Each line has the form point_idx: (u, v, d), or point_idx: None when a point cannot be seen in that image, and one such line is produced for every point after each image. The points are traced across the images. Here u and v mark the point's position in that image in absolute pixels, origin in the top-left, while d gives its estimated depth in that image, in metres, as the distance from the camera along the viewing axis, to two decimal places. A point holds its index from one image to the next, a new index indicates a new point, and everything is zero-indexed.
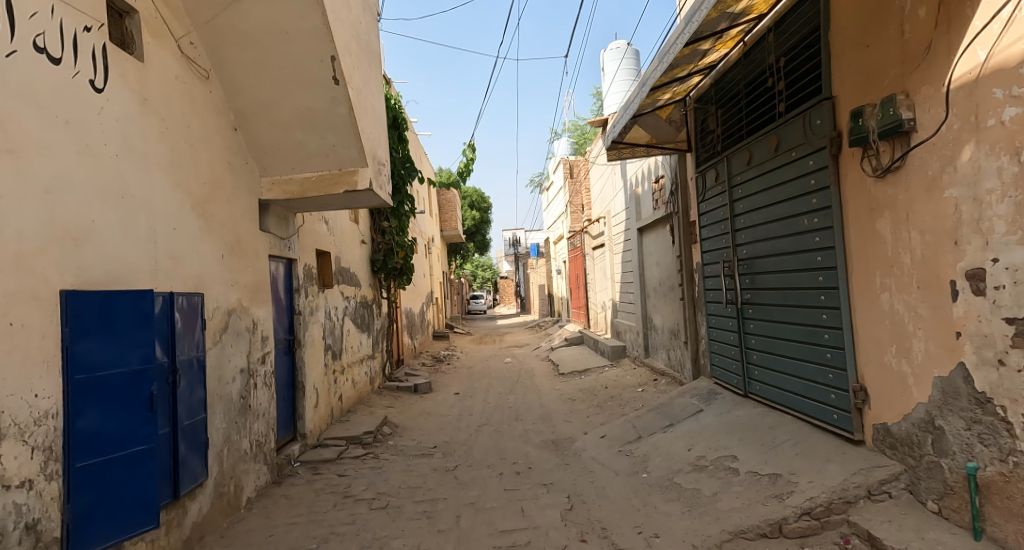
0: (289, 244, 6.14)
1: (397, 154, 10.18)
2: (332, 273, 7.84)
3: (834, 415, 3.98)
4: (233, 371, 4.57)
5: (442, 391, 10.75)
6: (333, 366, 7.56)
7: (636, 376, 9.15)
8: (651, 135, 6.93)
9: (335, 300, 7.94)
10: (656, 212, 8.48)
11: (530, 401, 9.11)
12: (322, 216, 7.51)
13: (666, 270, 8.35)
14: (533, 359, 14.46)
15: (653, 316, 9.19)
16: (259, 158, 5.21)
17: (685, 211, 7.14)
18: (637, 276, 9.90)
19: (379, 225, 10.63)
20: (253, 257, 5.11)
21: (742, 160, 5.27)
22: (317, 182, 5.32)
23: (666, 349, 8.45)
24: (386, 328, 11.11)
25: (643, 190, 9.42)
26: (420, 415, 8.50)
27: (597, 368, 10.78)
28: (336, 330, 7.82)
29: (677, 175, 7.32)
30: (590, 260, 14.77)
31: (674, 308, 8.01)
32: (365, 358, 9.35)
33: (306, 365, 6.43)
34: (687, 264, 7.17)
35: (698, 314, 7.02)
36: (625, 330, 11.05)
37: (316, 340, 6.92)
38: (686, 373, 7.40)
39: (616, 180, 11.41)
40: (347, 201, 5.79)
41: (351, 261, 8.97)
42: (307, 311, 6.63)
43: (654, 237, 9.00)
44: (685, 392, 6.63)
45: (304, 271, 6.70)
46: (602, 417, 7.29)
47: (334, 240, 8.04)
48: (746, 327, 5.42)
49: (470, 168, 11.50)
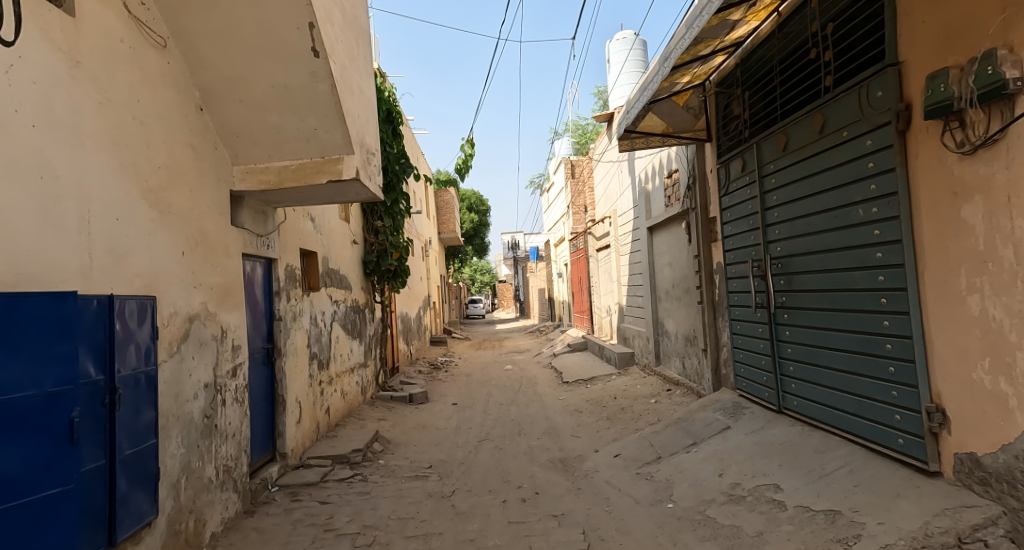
0: (268, 242, 5.54)
1: (390, 149, 9.64)
2: (319, 276, 7.23)
3: (900, 440, 3.38)
4: (196, 386, 3.96)
5: (440, 401, 10.14)
6: (319, 376, 6.95)
7: (646, 386, 8.55)
8: (667, 124, 6.34)
9: (323, 303, 7.36)
10: (669, 209, 7.90)
11: (533, 413, 8.50)
12: (308, 212, 6.93)
13: (680, 272, 7.75)
14: (534, 365, 13.85)
15: (665, 321, 8.58)
16: (230, 143, 4.61)
17: (704, 206, 6.56)
18: (648, 277, 9.28)
19: (373, 224, 10.09)
20: (223, 256, 4.51)
21: (777, 146, 4.66)
22: (296, 171, 4.75)
23: (681, 355, 7.85)
24: (380, 334, 10.51)
25: (653, 187, 8.83)
26: (415, 429, 7.88)
27: (603, 376, 10.18)
28: (323, 337, 7.22)
29: (694, 168, 6.73)
30: (594, 262, 14.18)
31: (690, 313, 7.40)
32: (356, 367, 8.74)
33: (288, 376, 5.82)
34: (706, 264, 6.57)
35: (719, 320, 6.41)
36: (633, 336, 10.47)
37: (300, 349, 6.32)
38: (704, 383, 6.80)
39: (623, 178, 10.84)
40: (332, 193, 5.21)
41: (342, 262, 8.37)
42: (288, 317, 6.01)
43: (666, 236, 8.40)
44: (705, 406, 6.03)
45: (287, 273, 6.09)
46: (613, 432, 6.68)
47: (322, 239, 7.46)
48: (781, 334, 4.81)
49: (469, 165, 10.92)
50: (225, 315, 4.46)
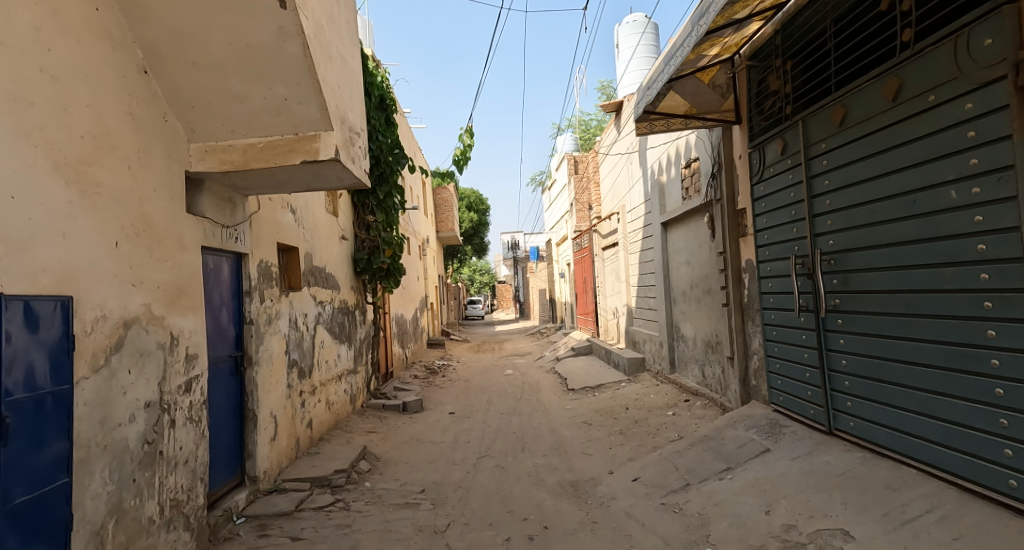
0: (235, 234, 4.83)
1: (382, 138, 8.95)
2: (301, 273, 6.52)
3: (1012, 481, 2.77)
4: (135, 407, 3.25)
5: (435, 410, 9.42)
6: (300, 386, 6.25)
7: (661, 395, 7.84)
8: (691, 103, 5.65)
9: (306, 305, 6.64)
10: (688, 202, 7.21)
11: (537, 425, 7.79)
12: (288, 202, 6.21)
13: (700, 271, 7.04)
14: (537, 370, 13.12)
15: (682, 325, 7.87)
16: (186, 116, 3.92)
17: (731, 197, 5.86)
18: (662, 277, 8.57)
19: (364, 219, 9.33)
20: (175, 248, 3.80)
21: (830, 121, 3.97)
22: (264, 150, 4.09)
23: (702, 363, 7.13)
24: (372, 337, 9.76)
25: (669, 178, 8.13)
26: (407, 443, 7.15)
27: (612, 384, 9.46)
28: (305, 342, 6.51)
29: (719, 153, 6.02)
30: (599, 262, 13.47)
31: (714, 317, 6.69)
32: (343, 374, 8.03)
33: (260, 388, 5.11)
34: (733, 262, 5.87)
35: (748, 325, 5.70)
36: (644, 341, 9.76)
37: (277, 356, 5.60)
38: (730, 395, 6.09)
39: (632, 170, 10.15)
40: (308, 175, 4.51)
41: (328, 259, 7.67)
42: (262, 320, 5.30)
43: (683, 232, 7.69)
44: (734, 422, 5.32)
45: (260, 270, 5.38)
46: (629, 450, 5.95)
47: (304, 233, 6.73)
48: (832, 343, 4.12)
49: (468, 156, 10.21)
50: (177, 318, 3.76)
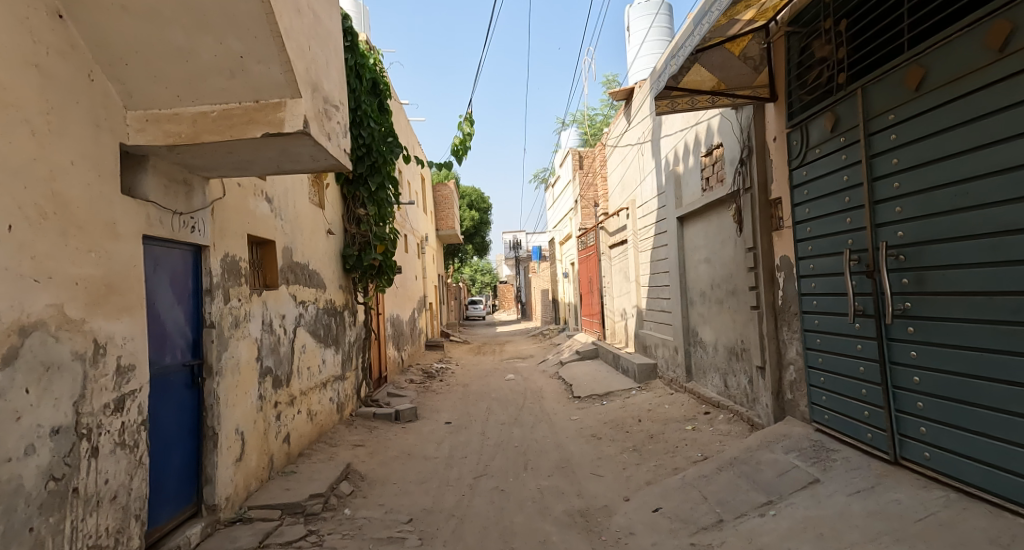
0: (192, 223, 4.15)
1: (374, 125, 8.41)
2: (278, 270, 5.86)
3: None
4: (35, 435, 2.60)
5: (430, 419, 8.75)
6: (275, 396, 5.56)
7: (677, 406, 7.15)
8: (719, 78, 4.99)
9: (284, 305, 5.97)
10: (710, 193, 6.53)
11: (541, 438, 7.11)
12: (263, 189, 5.55)
13: (724, 269, 6.35)
14: (539, 375, 12.44)
15: (701, 329, 7.17)
16: (120, 77, 3.25)
17: (763, 185, 5.18)
18: (677, 276, 7.88)
19: (354, 212, 8.66)
20: (104, 235, 3.13)
21: (901, 86, 3.31)
22: (217, 120, 3.44)
23: (726, 372, 6.43)
24: (363, 340, 9.08)
25: (687, 168, 7.46)
26: (398, 459, 6.47)
27: (621, 392, 8.78)
28: (282, 346, 5.83)
29: (749, 136, 5.31)
30: (606, 261, 12.78)
31: (740, 321, 5.99)
32: (329, 381, 7.35)
33: (222, 402, 4.42)
34: (766, 258, 5.18)
35: (783, 331, 5.00)
36: (656, 345, 9.08)
37: (247, 364, 4.92)
38: (760, 410, 5.39)
39: (643, 161, 9.48)
40: (274, 153, 3.84)
41: (312, 255, 7.02)
42: (226, 322, 4.61)
43: (703, 226, 7.01)
44: (769, 443, 4.62)
45: (226, 265, 4.70)
46: (645, 472, 5.26)
47: (282, 225, 6.06)
48: (899, 355, 3.42)
49: (467, 146, 9.51)
50: (108, 320, 3.10)
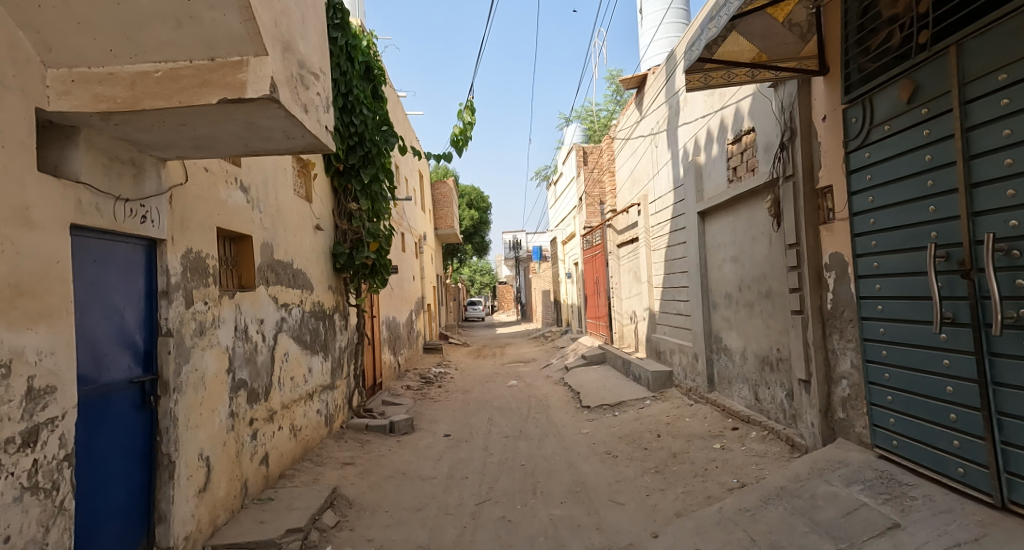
0: (144, 214, 3.50)
1: (367, 112, 7.91)
2: (255, 269, 5.20)
3: None
4: None
5: (428, 431, 8.09)
6: (251, 412, 4.90)
7: (700, 421, 6.50)
8: (760, 49, 4.34)
9: (264, 308, 5.31)
10: (740, 184, 5.88)
11: (549, 455, 6.46)
12: (238, 176, 4.91)
13: (757, 269, 5.70)
14: (543, 381, 11.78)
15: (728, 335, 6.52)
16: (36, 26, 2.61)
17: (809, 171, 4.54)
18: (698, 277, 7.23)
19: (346, 207, 8.02)
20: (9, 222, 2.47)
21: (1019, 36, 2.68)
22: (163, 81, 2.79)
23: (759, 384, 5.77)
24: (355, 346, 8.42)
25: (709, 157, 6.85)
26: (391, 480, 5.82)
27: (634, 402, 8.13)
28: (260, 355, 5.16)
29: (791, 116, 4.66)
30: (614, 260, 12.14)
31: (776, 327, 5.34)
32: (316, 392, 6.69)
33: (183, 424, 3.76)
34: (812, 256, 4.53)
35: (834, 340, 4.34)
36: (672, 351, 8.43)
37: (216, 377, 4.25)
38: (804, 430, 4.73)
39: (657, 153, 8.85)
40: (238, 125, 3.18)
41: (297, 253, 6.36)
42: (189, 329, 3.94)
43: (729, 222, 6.36)
44: (821, 470, 3.96)
45: (192, 263, 4.05)
46: (673, 501, 4.60)
47: (261, 218, 5.40)
48: (1005, 375, 2.81)
49: (468, 136, 8.85)
50: (12, 330, 2.44)
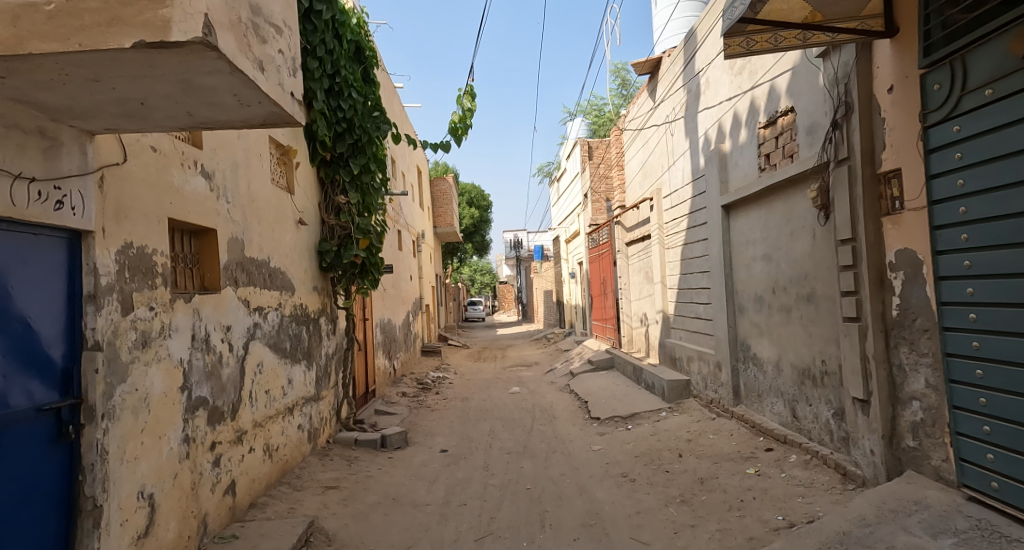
0: (62, 199, 2.83)
1: (357, 96, 7.27)
2: (220, 268, 4.50)
3: None
4: None
5: (424, 445, 7.41)
6: (215, 435, 4.21)
7: (727, 440, 5.81)
8: (815, 7, 3.58)
9: (231, 314, 4.61)
10: (777, 172, 5.19)
11: (557, 477, 5.78)
12: (197, 159, 4.22)
13: (796, 268, 5.00)
14: (548, 387, 11.10)
15: (760, 344, 5.81)
16: None
17: (870, 153, 3.84)
18: (722, 278, 6.54)
19: (333, 200, 7.33)
20: None
21: None
22: (58, 20, 2.12)
23: (798, 401, 5.07)
24: (344, 352, 7.73)
25: (736, 144, 6.18)
26: (379, 508, 5.12)
27: (648, 414, 7.44)
28: (226, 368, 4.47)
29: (846, 89, 3.96)
30: (622, 259, 11.45)
31: (821, 336, 4.64)
32: (297, 405, 6.00)
33: (117, 459, 3.07)
34: (872, 254, 3.83)
35: (901, 354, 3.65)
36: (690, 358, 7.72)
37: (165, 397, 3.56)
38: (861, 458, 4.03)
39: (674, 142, 8.16)
40: (171, 84, 2.50)
41: (275, 250, 5.67)
42: (128, 342, 3.24)
43: (761, 215, 5.67)
44: (894, 513, 3.26)
45: (136, 259, 3.38)
46: (707, 542, 3.90)
47: (230, 210, 4.72)
48: None
49: (467, 124, 8.15)
50: None
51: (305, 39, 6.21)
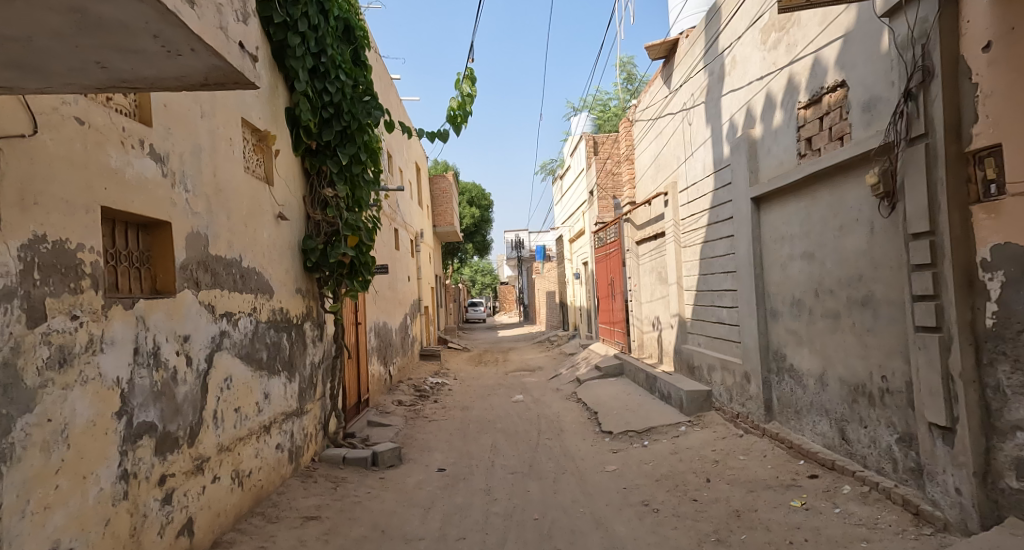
0: None
1: (345, 78, 6.61)
2: (174, 266, 3.80)
3: None
4: None
5: (419, 463, 6.72)
6: (167, 467, 3.52)
7: (761, 463, 5.12)
8: None
9: (190, 321, 3.92)
10: (824, 157, 4.50)
11: (568, 504, 5.10)
12: (147, 138, 3.54)
13: (848, 268, 4.32)
14: (553, 395, 10.42)
15: (798, 354, 5.12)
16: None
17: (955, 128, 3.18)
18: (751, 279, 5.86)
19: (319, 193, 6.64)
20: None
21: None
22: None
23: (849, 421, 4.38)
24: (333, 361, 7.05)
25: (769, 129, 5.51)
26: (364, 543, 4.44)
27: (666, 429, 6.76)
28: (182, 384, 3.79)
29: (921, 52, 3.29)
30: (632, 258, 10.76)
31: (882, 348, 3.96)
32: (275, 422, 5.32)
33: (15, 513, 2.40)
34: (958, 251, 3.15)
35: (999, 373, 2.98)
36: (712, 367, 7.02)
37: (93, 426, 2.89)
38: (942, 496, 3.34)
39: (693, 131, 7.47)
40: (58, 12, 1.84)
41: (249, 247, 5.00)
42: (36, 360, 2.58)
43: (800, 208, 4.99)
44: None
45: (53, 255, 2.72)
46: None
47: (191, 201, 4.04)
48: None
49: (467, 111, 7.47)
50: None
51: (285, 11, 5.55)
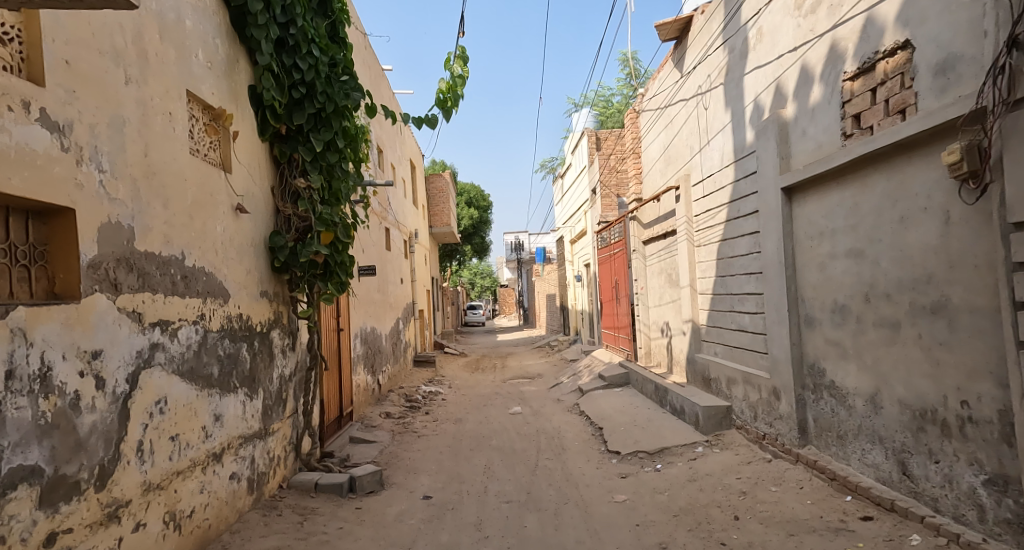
0: None
1: (319, 54, 5.82)
2: (79, 262, 3.03)
3: None
4: None
5: (403, 489, 5.92)
6: (60, 522, 2.77)
7: (798, 497, 4.35)
8: None
9: (102, 333, 3.13)
10: (881, 132, 3.72)
11: (571, 544, 4.34)
12: (37, 99, 2.79)
13: (911, 269, 3.56)
14: (554, 407, 9.64)
15: (842, 369, 4.35)
16: None
17: None
18: (782, 282, 5.09)
19: (290, 184, 5.87)
20: None
21: None
22: None
23: (913, 454, 3.61)
24: (307, 373, 6.26)
25: (806, 106, 4.73)
26: None
27: (682, 450, 5.99)
28: (90, 412, 3.01)
29: None
30: (639, 259, 9.98)
31: (963, 367, 3.19)
32: (228, 448, 4.55)
33: None
34: None
35: None
36: (733, 381, 6.24)
37: None
38: None
39: (709, 116, 6.70)
40: None
41: (195, 242, 4.22)
42: None
43: (846, 197, 4.22)
44: None
45: None
46: None
47: (108, 183, 3.26)
48: None
49: (458, 93, 6.71)
50: None
51: None
